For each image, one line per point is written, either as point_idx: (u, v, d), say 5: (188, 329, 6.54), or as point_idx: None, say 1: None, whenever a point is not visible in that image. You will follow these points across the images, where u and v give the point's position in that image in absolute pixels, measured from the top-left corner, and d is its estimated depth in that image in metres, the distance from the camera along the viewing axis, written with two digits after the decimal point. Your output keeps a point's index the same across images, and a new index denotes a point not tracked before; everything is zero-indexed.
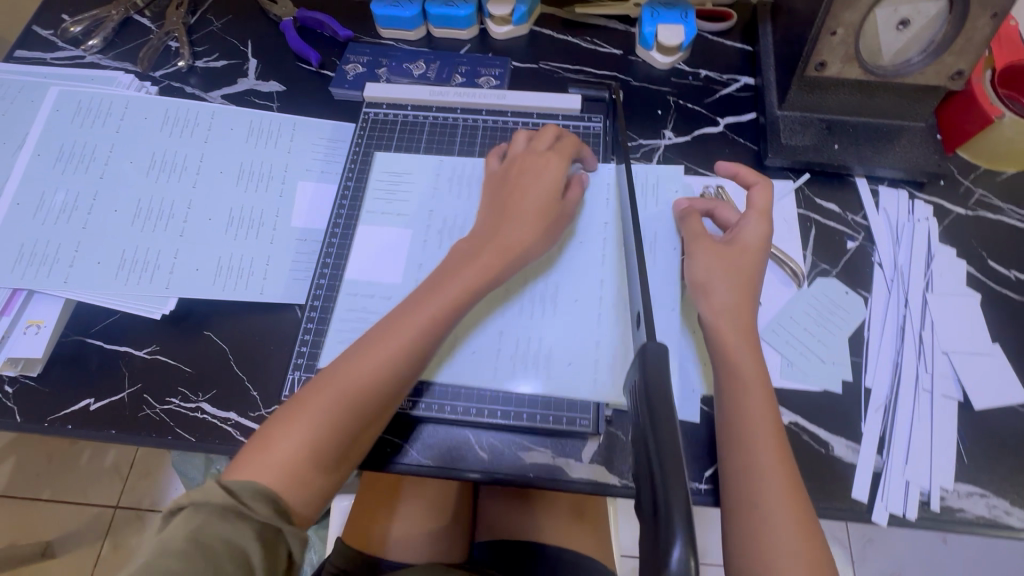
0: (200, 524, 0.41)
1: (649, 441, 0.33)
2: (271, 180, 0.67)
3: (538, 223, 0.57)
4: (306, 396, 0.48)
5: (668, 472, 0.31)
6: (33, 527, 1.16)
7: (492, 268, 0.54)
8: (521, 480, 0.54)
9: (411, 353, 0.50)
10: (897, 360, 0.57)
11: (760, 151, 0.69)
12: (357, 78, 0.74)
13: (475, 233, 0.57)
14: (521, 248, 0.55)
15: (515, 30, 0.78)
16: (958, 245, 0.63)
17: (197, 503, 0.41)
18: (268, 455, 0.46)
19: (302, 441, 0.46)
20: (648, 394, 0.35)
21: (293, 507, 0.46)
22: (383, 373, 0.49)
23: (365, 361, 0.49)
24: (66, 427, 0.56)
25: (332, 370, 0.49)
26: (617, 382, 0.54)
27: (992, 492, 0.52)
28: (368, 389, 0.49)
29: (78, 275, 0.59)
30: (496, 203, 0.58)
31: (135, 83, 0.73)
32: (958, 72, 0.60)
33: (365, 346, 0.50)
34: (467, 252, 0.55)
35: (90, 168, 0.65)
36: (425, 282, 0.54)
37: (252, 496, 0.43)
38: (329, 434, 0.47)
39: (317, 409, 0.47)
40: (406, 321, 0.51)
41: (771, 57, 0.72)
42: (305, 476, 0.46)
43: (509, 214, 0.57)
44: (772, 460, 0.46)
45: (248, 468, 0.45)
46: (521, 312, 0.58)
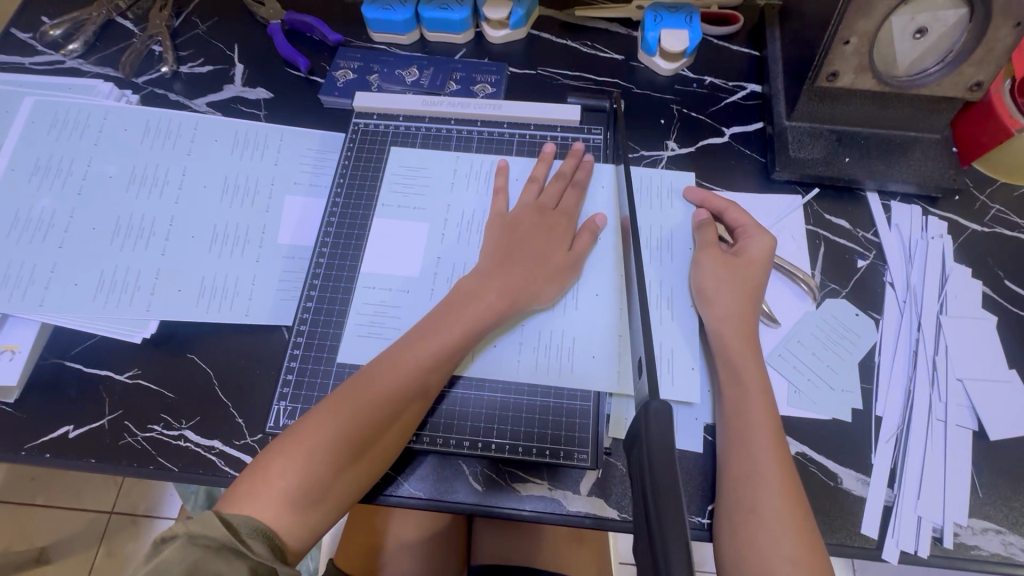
0: (202, 556, 0.38)
1: (648, 497, 0.31)
2: (257, 194, 0.64)
3: (544, 264, 0.57)
4: (307, 427, 0.46)
5: (669, 533, 0.29)
6: (25, 535, 1.14)
7: (499, 306, 0.53)
8: (517, 515, 0.51)
9: (419, 388, 0.50)
10: (909, 387, 0.55)
11: (767, 164, 0.66)
12: (347, 86, 0.71)
13: (478, 266, 0.57)
14: (524, 291, 0.55)
15: (512, 34, 0.74)
16: (974, 264, 0.60)
17: (195, 534, 0.39)
18: (266, 491, 0.43)
19: (304, 476, 0.44)
20: (649, 449, 0.33)
21: (289, 546, 0.43)
22: (390, 407, 0.48)
23: (373, 394, 0.48)
24: (44, 456, 0.53)
25: (336, 402, 0.48)
26: (620, 416, 0.54)
27: (1007, 528, 0.50)
28: (374, 423, 0.47)
29: (55, 297, 0.57)
30: (503, 240, 0.58)
31: (116, 91, 0.70)
32: (976, 83, 0.57)
33: (371, 378, 0.49)
34: (474, 283, 0.55)
35: (68, 183, 0.63)
36: (439, 307, 0.54)
37: (251, 534, 0.41)
38: (332, 469, 0.45)
39: (320, 441, 0.45)
40: (414, 354, 0.50)
41: (779, 62, 0.69)
42: (305, 513, 0.44)
43: (513, 260, 0.56)
44: (781, 499, 0.43)
45: (245, 504, 0.43)
46: (523, 338, 0.56)
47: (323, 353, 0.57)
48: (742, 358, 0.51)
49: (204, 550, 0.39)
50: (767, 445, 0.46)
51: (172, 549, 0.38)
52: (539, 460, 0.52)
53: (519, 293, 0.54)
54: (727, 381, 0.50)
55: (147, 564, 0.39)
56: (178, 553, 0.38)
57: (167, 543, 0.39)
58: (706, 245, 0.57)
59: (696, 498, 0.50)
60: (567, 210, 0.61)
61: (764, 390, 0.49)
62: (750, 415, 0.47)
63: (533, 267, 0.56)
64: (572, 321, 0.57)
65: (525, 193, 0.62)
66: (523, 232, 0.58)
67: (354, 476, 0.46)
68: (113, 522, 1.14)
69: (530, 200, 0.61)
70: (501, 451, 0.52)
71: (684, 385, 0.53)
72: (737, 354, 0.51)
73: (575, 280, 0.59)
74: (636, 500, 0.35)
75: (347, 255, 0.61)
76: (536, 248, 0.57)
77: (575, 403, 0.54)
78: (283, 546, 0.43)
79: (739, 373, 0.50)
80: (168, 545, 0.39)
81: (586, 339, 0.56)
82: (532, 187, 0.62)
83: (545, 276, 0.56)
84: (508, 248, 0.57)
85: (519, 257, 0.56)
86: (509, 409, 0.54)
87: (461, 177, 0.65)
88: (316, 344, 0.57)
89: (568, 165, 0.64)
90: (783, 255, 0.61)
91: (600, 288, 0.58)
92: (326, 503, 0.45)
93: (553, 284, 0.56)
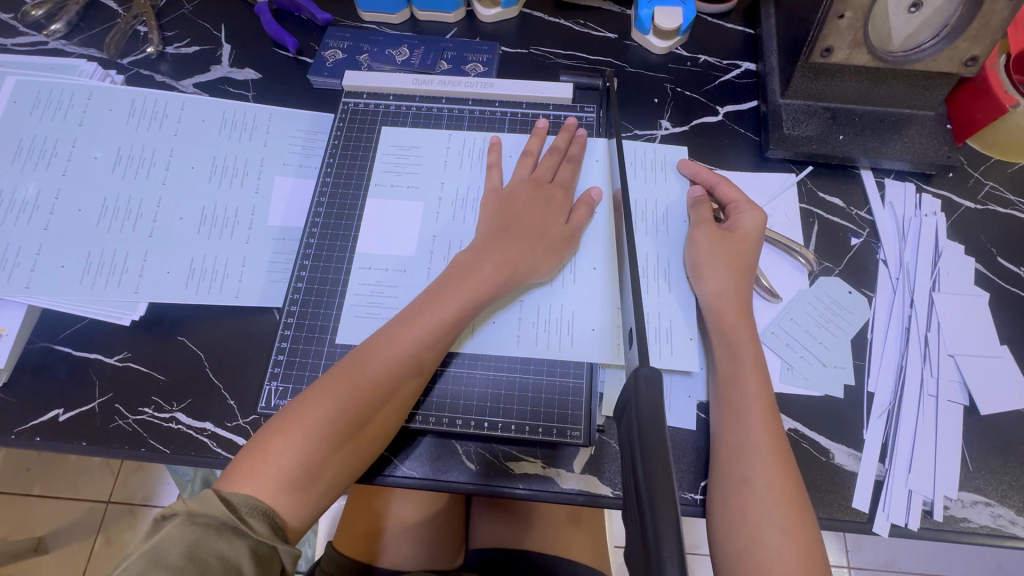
0: (202, 536, 0.38)
1: (638, 468, 0.31)
2: (245, 175, 0.63)
3: (540, 239, 0.56)
4: (304, 405, 0.46)
5: (660, 504, 0.29)
6: (22, 525, 1.14)
7: (496, 278, 0.53)
8: (511, 493, 0.52)
9: (416, 364, 0.49)
10: (901, 363, 0.55)
11: (761, 142, 0.65)
12: (336, 65, 0.70)
13: (473, 242, 0.56)
14: (517, 263, 0.54)
15: (504, 12, 0.73)
16: (967, 242, 0.60)
17: (194, 512, 0.39)
18: (265, 470, 0.43)
19: (302, 454, 0.44)
20: (641, 421, 0.33)
21: (289, 525, 0.43)
22: (388, 384, 0.48)
23: (369, 371, 0.47)
24: (34, 439, 0.53)
25: (332, 380, 0.47)
26: (611, 396, 0.54)
27: (997, 500, 0.50)
28: (372, 401, 0.47)
29: (41, 280, 0.56)
30: (497, 216, 0.57)
31: (100, 72, 0.69)
32: (971, 58, 0.56)
33: (367, 355, 0.48)
34: (469, 259, 0.54)
35: (52, 165, 0.62)
36: (434, 282, 0.53)
37: (250, 513, 0.41)
38: (331, 446, 0.45)
39: (319, 419, 0.45)
40: (410, 330, 0.50)
41: (773, 40, 0.68)
42: (305, 491, 0.44)
43: (509, 235, 0.56)
44: (774, 470, 0.43)
45: (244, 483, 0.42)
46: (517, 316, 0.56)
47: (314, 335, 0.56)
48: (737, 332, 0.50)
49: (204, 529, 0.38)
50: (762, 418, 0.46)
51: (172, 528, 0.38)
52: (533, 438, 0.52)
53: (514, 268, 0.54)
54: (723, 357, 0.50)
55: (146, 541, 0.38)
56: (177, 532, 0.38)
57: (166, 521, 0.39)
58: (701, 221, 0.57)
59: (689, 474, 0.51)
60: (563, 182, 0.60)
61: (760, 364, 0.49)
62: (744, 388, 0.47)
63: (529, 242, 0.56)
64: (566, 299, 0.56)
65: (519, 168, 0.61)
66: (518, 207, 0.58)
67: (353, 453, 0.46)
68: (110, 511, 1.14)
69: (525, 174, 0.61)
70: (494, 429, 0.52)
71: (678, 362, 0.53)
72: (731, 330, 0.50)
73: (573, 255, 0.58)
74: (626, 471, 0.35)
75: (338, 235, 0.60)
76: (531, 221, 0.57)
77: (569, 380, 0.54)
78: (284, 525, 0.43)
79: (732, 350, 0.50)
80: (168, 523, 0.38)
81: (580, 318, 0.56)
82: (528, 161, 0.61)
83: (541, 251, 0.56)
84: (502, 222, 0.57)
85: (515, 232, 0.56)
86: (502, 388, 0.54)
87: (453, 156, 0.64)
88: (307, 325, 0.56)
89: (562, 140, 0.63)
90: (779, 232, 0.61)
91: (595, 265, 0.58)
92: (326, 482, 0.45)
93: (549, 258, 0.56)
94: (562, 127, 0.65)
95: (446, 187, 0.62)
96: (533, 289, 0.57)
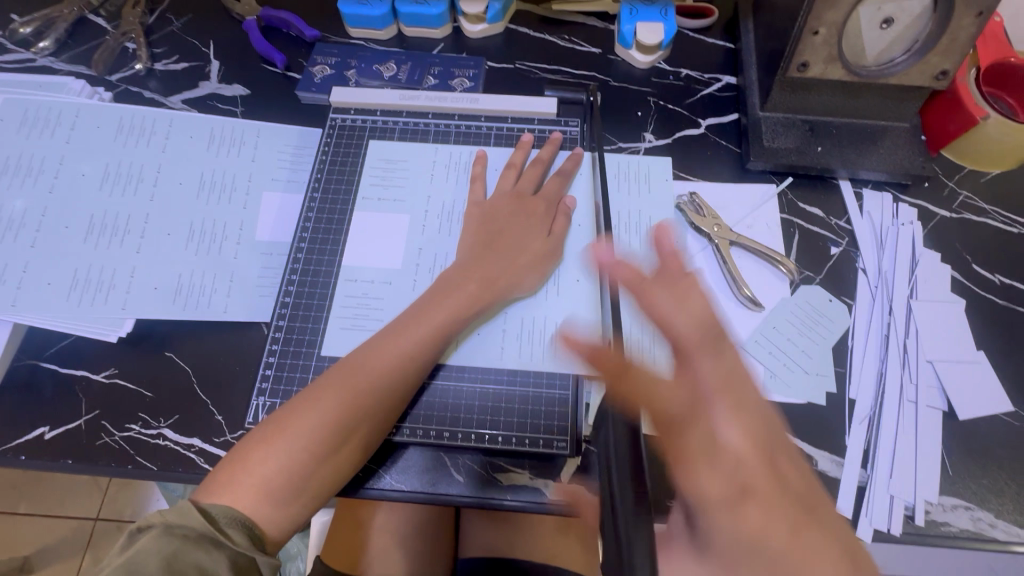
0: (180, 546, 0.38)
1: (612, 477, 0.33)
2: (234, 192, 0.64)
3: (525, 252, 0.57)
4: (288, 416, 0.46)
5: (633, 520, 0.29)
6: (7, 545, 1.12)
7: (480, 290, 0.54)
8: (499, 504, 0.52)
9: (401, 376, 0.50)
10: (882, 369, 0.56)
11: (742, 153, 0.67)
12: (324, 81, 0.70)
13: (458, 258, 0.57)
14: (504, 278, 0.55)
15: (490, 28, 0.75)
16: (943, 249, 0.62)
17: (172, 524, 0.39)
18: (244, 480, 0.43)
19: (284, 466, 0.44)
20: None
21: (268, 537, 0.43)
22: (372, 396, 0.48)
23: (354, 382, 0.48)
24: (19, 457, 0.52)
25: (317, 391, 0.48)
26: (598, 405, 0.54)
27: (977, 504, 0.51)
28: (355, 413, 0.47)
29: (27, 297, 0.56)
30: (482, 229, 0.58)
31: (88, 89, 0.69)
32: (942, 72, 0.58)
33: (352, 368, 0.49)
34: (455, 273, 0.55)
35: (40, 181, 0.62)
36: (422, 295, 0.54)
37: (229, 524, 0.42)
38: (312, 458, 0.45)
39: (301, 430, 0.45)
40: (396, 343, 0.50)
41: (753, 53, 0.69)
42: (287, 502, 0.44)
43: (494, 249, 0.56)
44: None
45: (223, 493, 0.43)
46: (504, 328, 0.57)
47: (302, 348, 0.56)
48: (696, 352, 0.37)
49: (183, 540, 0.39)
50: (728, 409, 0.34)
51: (148, 539, 0.38)
52: (518, 450, 0.52)
53: (500, 281, 0.55)
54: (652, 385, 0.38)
55: (121, 556, 0.38)
56: (153, 544, 0.38)
57: (142, 533, 0.39)
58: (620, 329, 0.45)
59: None
60: (547, 195, 0.61)
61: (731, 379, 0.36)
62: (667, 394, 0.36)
63: (514, 255, 0.56)
64: (552, 310, 0.57)
65: (503, 181, 0.62)
66: (501, 220, 0.59)
67: (336, 466, 0.46)
68: (98, 529, 1.13)
69: (509, 187, 0.62)
70: (481, 441, 0.52)
71: (664, 374, 0.54)
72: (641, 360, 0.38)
73: (556, 266, 0.59)
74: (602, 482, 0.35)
75: (325, 250, 0.60)
76: (516, 233, 0.58)
77: (554, 391, 0.54)
78: (263, 537, 0.43)
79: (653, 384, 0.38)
80: (144, 534, 0.39)
81: (566, 328, 0.56)
82: (512, 174, 0.62)
83: (523, 263, 0.56)
84: (487, 237, 0.58)
85: (499, 245, 0.57)
86: (489, 400, 0.54)
87: (440, 170, 0.65)
88: (295, 339, 0.57)
89: (547, 152, 0.64)
90: (760, 241, 0.62)
91: (580, 277, 0.59)
92: (307, 494, 0.45)
93: (533, 270, 0.57)
94: (547, 140, 0.66)
95: (433, 200, 0.63)
96: (517, 302, 0.57)
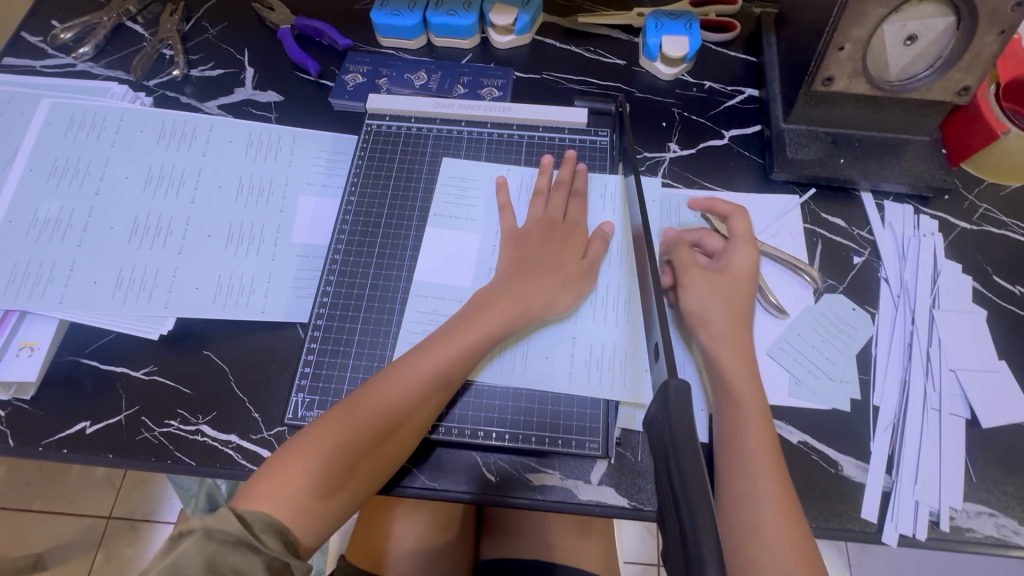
0: (219, 550, 0.39)
1: (669, 455, 0.33)
2: (271, 195, 0.65)
3: (555, 274, 0.57)
4: (323, 428, 0.48)
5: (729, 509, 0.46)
6: (23, 541, 1.13)
7: (514, 316, 0.55)
8: (531, 504, 0.53)
9: (433, 390, 0.51)
10: (905, 377, 0.57)
11: (766, 164, 0.69)
12: (357, 89, 0.73)
13: (495, 281, 0.57)
14: (542, 306, 0.56)
15: (517, 39, 0.77)
16: (963, 260, 0.63)
17: (210, 529, 0.40)
18: (282, 490, 0.45)
19: (319, 475, 0.46)
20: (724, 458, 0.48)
21: (302, 542, 0.45)
22: (407, 404, 0.50)
23: (386, 397, 0.49)
24: (63, 451, 0.54)
25: (354, 404, 0.49)
26: (633, 379, 0.55)
27: (1001, 511, 0.52)
28: (391, 418, 0.49)
29: (73, 295, 0.58)
30: (514, 255, 0.59)
31: (130, 94, 0.71)
32: (964, 88, 0.59)
33: (388, 381, 0.50)
34: (489, 295, 0.56)
35: (84, 182, 0.64)
36: (458, 311, 0.56)
37: (263, 528, 0.43)
38: (347, 463, 0.47)
39: (336, 441, 0.47)
40: (430, 358, 0.52)
41: (776, 68, 0.71)
42: (319, 509, 0.46)
43: (531, 268, 0.57)
44: (776, 509, 0.45)
45: (260, 501, 0.44)
46: (540, 349, 0.57)
47: (340, 347, 0.58)
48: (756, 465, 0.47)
49: (220, 544, 0.40)
50: (767, 467, 0.46)
51: (191, 544, 0.39)
52: (549, 450, 0.54)
53: (534, 302, 0.56)
54: (715, 340, 0.52)
55: (163, 559, 0.39)
56: (195, 549, 0.39)
57: (183, 538, 0.40)
58: (688, 266, 0.57)
59: None
60: (575, 220, 0.62)
61: (775, 456, 0.47)
62: (725, 363, 0.51)
63: (546, 276, 0.57)
64: (585, 317, 0.58)
65: (534, 207, 0.63)
66: (533, 243, 0.60)
67: (371, 471, 0.48)
68: (112, 527, 1.14)
69: (545, 200, 0.63)
70: (513, 441, 0.54)
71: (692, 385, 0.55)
72: (688, 278, 0.56)
73: (592, 288, 0.59)
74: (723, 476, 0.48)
75: (361, 257, 0.62)
76: (552, 252, 0.59)
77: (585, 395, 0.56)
78: (297, 542, 0.45)
79: (707, 325, 0.53)
80: (185, 540, 0.40)
81: (595, 332, 0.58)
82: (539, 200, 0.63)
83: (559, 282, 0.57)
84: (521, 256, 0.59)
85: (537, 270, 0.57)
86: (522, 401, 0.55)
87: (485, 191, 0.66)
88: (333, 338, 0.58)
89: (565, 174, 0.65)
90: (784, 250, 0.63)
91: (612, 281, 0.60)
92: (338, 504, 0.47)
93: (569, 286, 0.57)
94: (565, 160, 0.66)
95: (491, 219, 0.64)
96: (551, 325, 0.58)
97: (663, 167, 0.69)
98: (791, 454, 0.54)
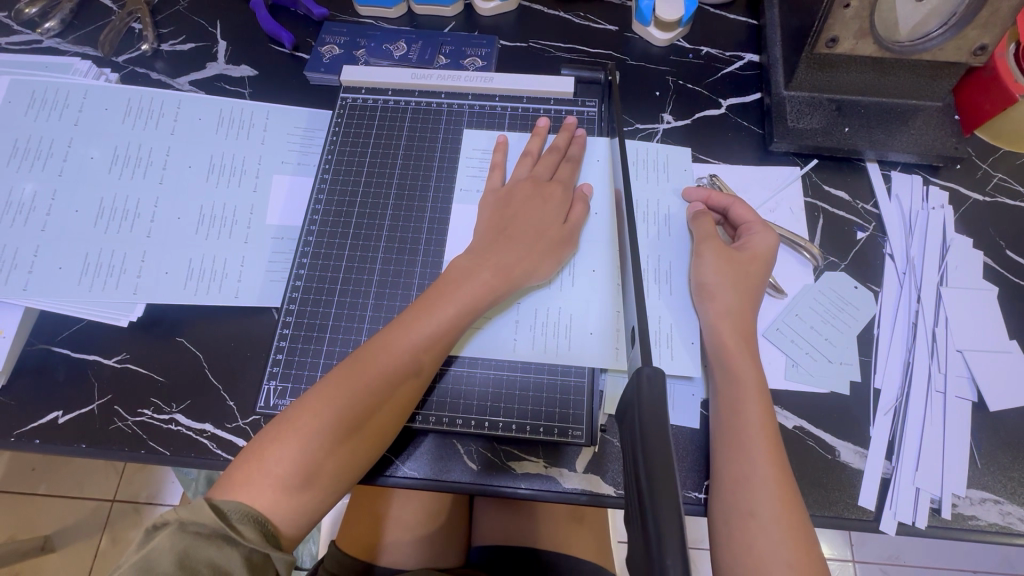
0: (192, 543, 0.38)
1: (638, 454, 0.30)
2: (243, 175, 0.63)
3: (538, 240, 0.55)
4: (299, 412, 0.45)
5: (724, 484, 0.44)
6: (29, 523, 1.14)
7: (494, 284, 0.52)
8: (512, 492, 0.51)
9: (413, 368, 0.48)
10: (908, 359, 0.54)
11: (765, 135, 0.64)
12: (334, 61, 0.69)
13: (470, 248, 0.55)
14: (519, 273, 0.53)
15: (502, 5, 0.72)
16: (975, 235, 0.59)
17: (186, 521, 0.39)
18: (260, 479, 0.43)
19: (298, 462, 0.43)
20: (722, 438, 0.46)
21: (282, 532, 0.43)
22: (387, 385, 0.47)
23: (364, 378, 0.47)
24: (34, 441, 0.52)
25: (331, 386, 0.46)
26: (617, 351, 0.53)
27: (1006, 498, 0.49)
28: (371, 400, 0.46)
29: (38, 282, 0.56)
30: (495, 218, 0.56)
31: (95, 70, 0.68)
32: (980, 46, 0.55)
33: (365, 360, 0.47)
34: (466, 264, 0.53)
35: (48, 164, 0.61)
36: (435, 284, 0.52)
37: (240, 520, 0.41)
38: (326, 448, 0.44)
39: (313, 426, 0.44)
40: (405, 336, 0.49)
41: (777, 30, 0.66)
42: (300, 498, 0.43)
43: (509, 234, 0.55)
44: (777, 500, 0.42)
45: (238, 491, 0.42)
46: (523, 326, 0.55)
47: (313, 334, 0.55)
48: (755, 446, 0.44)
49: (194, 536, 0.39)
50: (765, 452, 0.44)
51: (165, 537, 0.38)
52: (530, 438, 0.51)
53: (514, 271, 0.53)
54: (721, 317, 0.50)
55: (138, 551, 0.38)
56: (168, 542, 0.38)
57: (159, 530, 0.39)
58: (706, 237, 0.54)
59: (694, 469, 0.50)
60: (563, 179, 0.59)
61: (774, 438, 0.45)
62: (723, 336, 0.49)
63: (527, 245, 0.54)
64: (569, 298, 0.56)
65: (520, 166, 0.60)
66: (515, 207, 0.57)
67: (354, 457, 0.46)
68: (116, 509, 1.15)
69: (525, 172, 0.60)
70: (494, 429, 0.52)
71: (682, 365, 0.52)
72: (705, 247, 0.53)
73: (572, 254, 0.57)
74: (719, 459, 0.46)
75: (336, 236, 0.59)
76: (529, 216, 0.56)
77: (569, 379, 0.53)
78: (277, 532, 0.43)
79: (714, 300, 0.51)
80: (160, 532, 0.39)
81: (582, 316, 0.55)
82: (529, 162, 0.60)
83: (540, 251, 0.54)
84: (501, 223, 0.56)
85: (513, 235, 0.55)
86: (502, 387, 0.53)
87: (465, 168, 0.63)
88: (306, 325, 0.56)
89: (562, 140, 0.62)
90: (783, 226, 0.60)
91: (597, 262, 0.57)
92: (322, 492, 0.45)
93: (549, 258, 0.55)
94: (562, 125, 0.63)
95: (462, 189, 0.62)
96: (537, 290, 0.56)
97: (656, 138, 0.65)
98: (787, 440, 0.51)
